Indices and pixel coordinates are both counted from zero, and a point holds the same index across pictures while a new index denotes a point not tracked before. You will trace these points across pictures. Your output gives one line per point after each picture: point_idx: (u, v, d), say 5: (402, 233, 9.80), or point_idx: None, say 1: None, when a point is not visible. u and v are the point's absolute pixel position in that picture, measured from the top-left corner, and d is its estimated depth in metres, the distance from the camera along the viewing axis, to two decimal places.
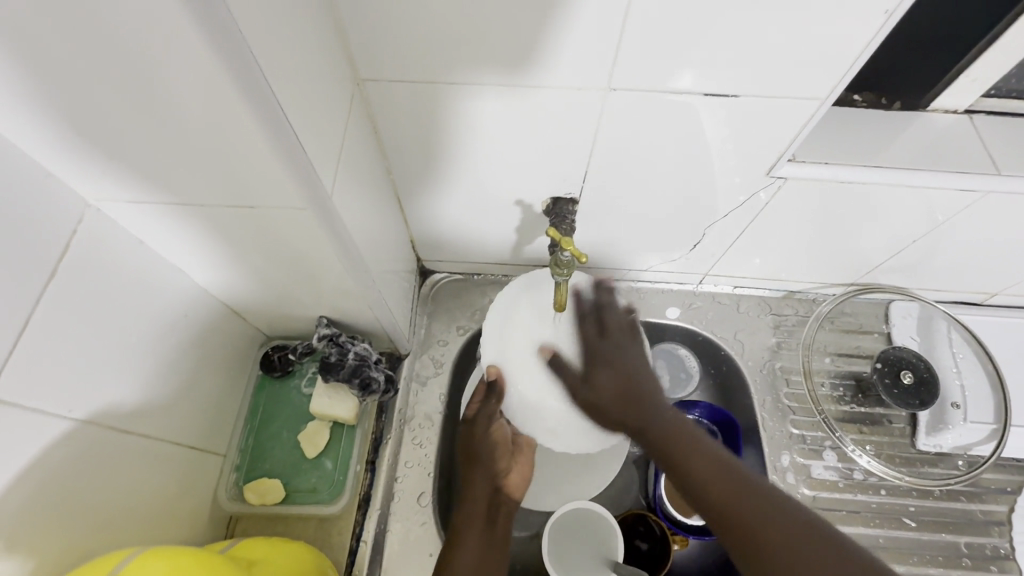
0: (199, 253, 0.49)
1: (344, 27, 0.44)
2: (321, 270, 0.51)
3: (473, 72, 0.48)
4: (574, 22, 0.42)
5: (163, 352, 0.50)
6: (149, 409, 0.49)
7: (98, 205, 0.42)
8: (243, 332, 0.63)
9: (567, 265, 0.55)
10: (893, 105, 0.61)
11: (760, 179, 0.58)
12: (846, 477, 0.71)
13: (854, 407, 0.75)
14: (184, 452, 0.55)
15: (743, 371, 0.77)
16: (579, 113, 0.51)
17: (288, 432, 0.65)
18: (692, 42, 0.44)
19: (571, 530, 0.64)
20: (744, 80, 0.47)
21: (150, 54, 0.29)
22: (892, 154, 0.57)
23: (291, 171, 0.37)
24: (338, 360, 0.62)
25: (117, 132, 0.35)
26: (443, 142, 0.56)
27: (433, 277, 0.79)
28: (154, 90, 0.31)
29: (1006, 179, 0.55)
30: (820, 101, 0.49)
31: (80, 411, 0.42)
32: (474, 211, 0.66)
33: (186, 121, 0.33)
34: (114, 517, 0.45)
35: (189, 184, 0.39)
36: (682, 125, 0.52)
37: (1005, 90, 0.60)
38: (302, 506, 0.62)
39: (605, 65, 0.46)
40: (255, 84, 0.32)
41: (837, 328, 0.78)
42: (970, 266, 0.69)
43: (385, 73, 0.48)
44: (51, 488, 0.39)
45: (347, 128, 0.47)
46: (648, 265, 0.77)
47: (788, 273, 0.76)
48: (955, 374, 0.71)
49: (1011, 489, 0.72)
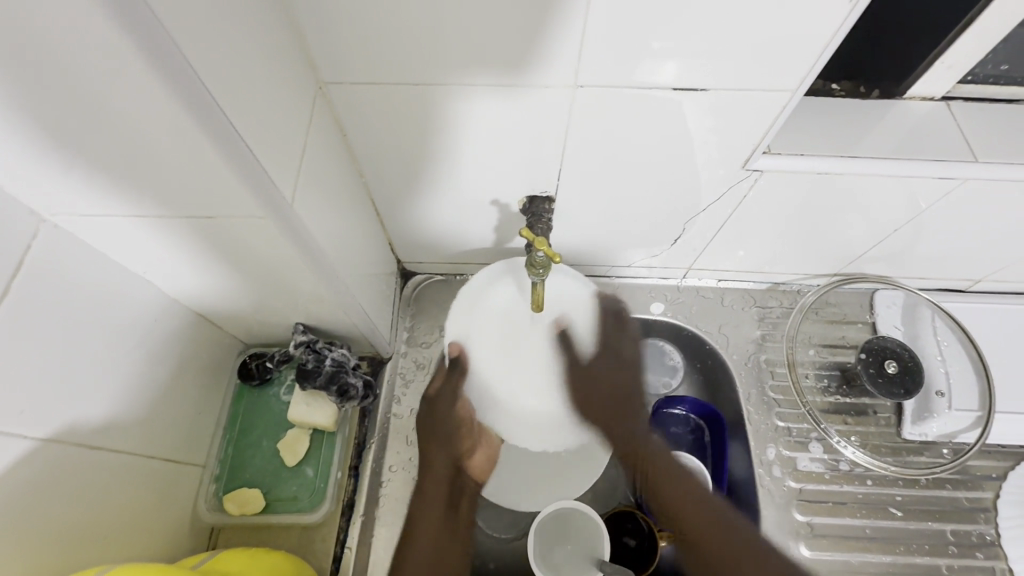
0: (166, 265, 0.48)
1: (302, 29, 0.43)
2: (291, 278, 0.50)
3: (438, 72, 0.47)
4: (534, 22, 0.42)
5: (132, 365, 0.50)
6: (119, 424, 0.49)
7: (52, 219, 0.40)
8: (218, 341, 0.62)
9: (542, 264, 0.56)
10: (872, 93, 0.60)
11: (736, 171, 0.58)
12: (832, 468, 0.71)
13: (839, 398, 0.75)
14: (158, 465, 0.54)
15: (727, 365, 0.76)
16: (548, 111, 0.51)
17: (267, 440, 0.65)
18: (654, 34, 0.43)
19: (568, 526, 0.64)
20: (710, 73, 0.46)
21: (86, 64, 0.28)
22: (868, 144, 0.56)
23: (245, 177, 0.36)
24: (314, 367, 0.62)
25: (67, 149, 0.34)
26: (412, 143, 0.55)
27: (414, 278, 0.78)
28: (95, 104, 0.30)
29: (981, 166, 0.55)
30: (791, 93, 0.48)
31: (44, 430, 0.41)
32: (452, 212, 0.65)
33: (132, 128, 0.32)
34: (84, 533, 0.45)
35: (146, 199, 0.39)
36: (658, 118, 0.51)
37: (982, 76, 0.59)
38: (284, 515, 0.62)
39: (571, 62, 0.45)
40: (197, 90, 0.31)
41: (821, 319, 0.78)
42: (952, 253, 0.69)
43: (347, 75, 0.47)
44: (13, 510, 0.38)
45: (309, 132, 0.46)
46: (630, 261, 0.76)
47: (771, 265, 0.75)
48: (939, 362, 0.71)
49: (996, 475, 0.72)
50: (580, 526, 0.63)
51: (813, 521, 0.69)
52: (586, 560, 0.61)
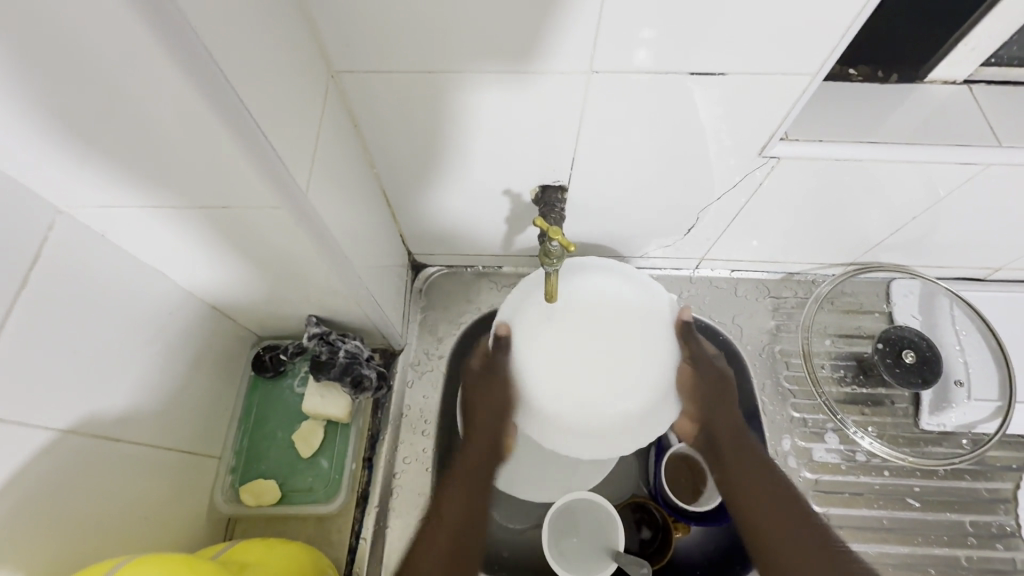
0: (183, 256, 0.48)
1: (314, 16, 0.42)
2: (308, 269, 0.50)
3: (453, 60, 0.46)
4: (550, 9, 0.41)
5: (149, 357, 0.50)
6: (137, 416, 0.49)
7: (69, 211, 0.40)
8: (232, 333, 0.62)
9: (557, 255, 0.55)
10: (891, 77, 0.59)
11: (752, 159, 0.57)
12: (848, 459, 0.71)
13: (855, 388, 0.74)
14: (175, 456, 0.54)
15: (741, 355, 0.76)
16: (563, 99, 0.50)
17: (282, 432, 0.65)
18: (668, 15, 0.42)
19: (578, 518, 0.64)
20: (727, 58, 0.46)
21: (105, 53, 0.28)
22: (889, 129, 0.55)
23: (262, 168, 0.36)
24: (328, 358, 0.62)
25: (84, 139, 0.34)
26: (425, 133, 0.54)
27: (424, 270, 0.78)
28: (112, 91, 0.30)
29: (1005, 151, 0.53)
30: (811, 77, 0.47)
31: (61, 422, 0.41)
32: (464, 204, 0.65)
33: (149, 117, 0.32)
34: (105, 525, 0.45)
35: (162, 190, 0.39)
36: (675, 104, 0.50)
37: (1006, 58, 0.58)
38: (299, 505, 0.62)
39: (585, 50, 0.45)
40: (212, 77, 0.31)
41: (837, 309, 0.77)
42: (974, 241, 0.67)
43: (360, 63, 0.47)
44: (35, 500, 0.39)
45: (322, 121, 0.46)
46: (643, 251, 0.75)
47: (786, 255, 0.74)
48: (958, 352, 0.71)
49: (1016, 466, 0.71)
50: (595, 517, 0.63)
51: (829, 512, 0.68)
52: (601, 549, 0.61)
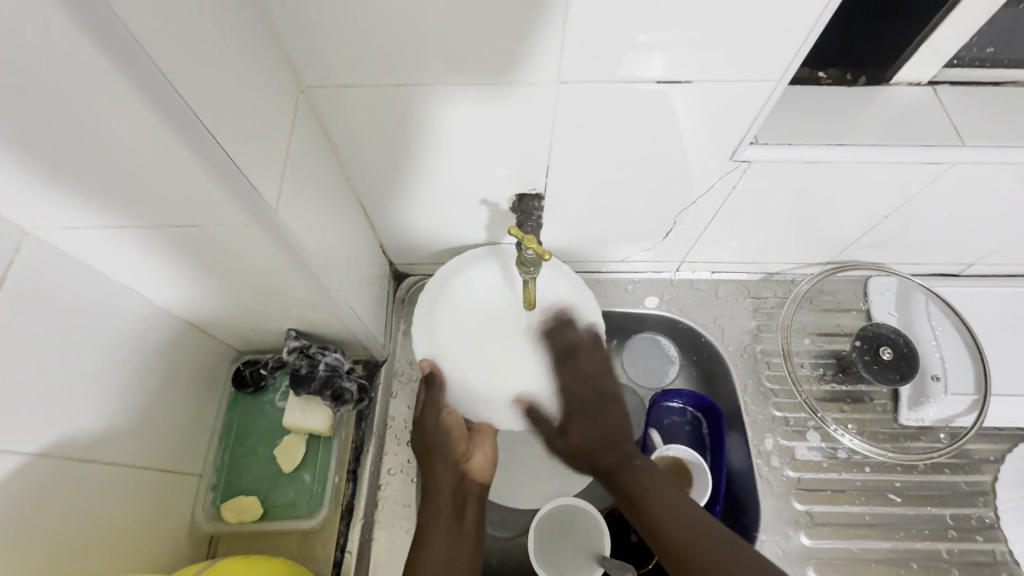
0: (154, 275, 0.47)
1: (281, 32, 0.43)
2: (283, 283, 0.50)
3: (421, 73, 0.46)
4: (515, 20, 0.42)
5: (123, 376, 0.50)
6: (113, 436, 0.49)
7: (35, 232, 0.40)
8: (211, 348, 0.62)
9: (533, 262, 0.56)
10: (858, 79, 0.60)
11: (724, 163, 0.58)
12: (830, 456, 0.71)
13: (835, 385, 0.75)
14: (153, 476, 0.54)
15: (722, 356, 0.77)
16: (534, 108, 0.50)
17: (264, 447, 0.65)
18: (633, 24, 0.42)
19: (564, 524, 0.63)
20: (694, 65, 0.46)
21: (60, 77, 0.28)
22: (858, 131, 0.56)
23: (228, 187, 0.36)
24: (308, 372, 0.62)
25: (44, 161, 0.33)
26: (398, 145, 0.55)
27: (407, 280, 0.78)
28: (69, 115, 0.30)
29: (969, 150, 0.55)
30: (776, 82, 0.48)
31: (33, 445, 0.41)
32: (441, 213, 0.65)
33: (110, 139, 0.32)
34: (79, 549, 0.45)
35: (127, 210, 0.38)
36: (644, 109, 0.51)
37: (969, 59, 0.59)
38: (282, 521, 0.62)
39: (552, 60, 0.45)
40: (172, 98, 0.31)
41: (816, 308, 0.78)
42: (946, 238, 0.68)
43: (329, 78, 0.47)
44: (5, 526, 0.38)
45: (292, 136, 0.46)
46: (623, 255, 0.76)
47: (764, 256, 0.75)
48: (935, 347, 0.72)
49: (994, 458, 0.72)
50: (580, 522, 0.63)
51: (812, 510, 0.69)
52: (586, 555, 0.61)
